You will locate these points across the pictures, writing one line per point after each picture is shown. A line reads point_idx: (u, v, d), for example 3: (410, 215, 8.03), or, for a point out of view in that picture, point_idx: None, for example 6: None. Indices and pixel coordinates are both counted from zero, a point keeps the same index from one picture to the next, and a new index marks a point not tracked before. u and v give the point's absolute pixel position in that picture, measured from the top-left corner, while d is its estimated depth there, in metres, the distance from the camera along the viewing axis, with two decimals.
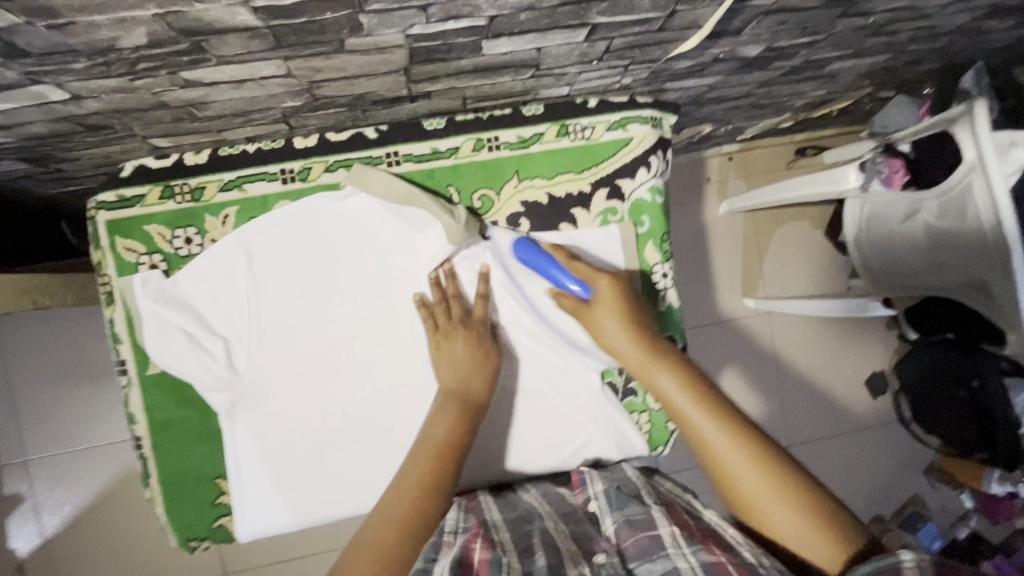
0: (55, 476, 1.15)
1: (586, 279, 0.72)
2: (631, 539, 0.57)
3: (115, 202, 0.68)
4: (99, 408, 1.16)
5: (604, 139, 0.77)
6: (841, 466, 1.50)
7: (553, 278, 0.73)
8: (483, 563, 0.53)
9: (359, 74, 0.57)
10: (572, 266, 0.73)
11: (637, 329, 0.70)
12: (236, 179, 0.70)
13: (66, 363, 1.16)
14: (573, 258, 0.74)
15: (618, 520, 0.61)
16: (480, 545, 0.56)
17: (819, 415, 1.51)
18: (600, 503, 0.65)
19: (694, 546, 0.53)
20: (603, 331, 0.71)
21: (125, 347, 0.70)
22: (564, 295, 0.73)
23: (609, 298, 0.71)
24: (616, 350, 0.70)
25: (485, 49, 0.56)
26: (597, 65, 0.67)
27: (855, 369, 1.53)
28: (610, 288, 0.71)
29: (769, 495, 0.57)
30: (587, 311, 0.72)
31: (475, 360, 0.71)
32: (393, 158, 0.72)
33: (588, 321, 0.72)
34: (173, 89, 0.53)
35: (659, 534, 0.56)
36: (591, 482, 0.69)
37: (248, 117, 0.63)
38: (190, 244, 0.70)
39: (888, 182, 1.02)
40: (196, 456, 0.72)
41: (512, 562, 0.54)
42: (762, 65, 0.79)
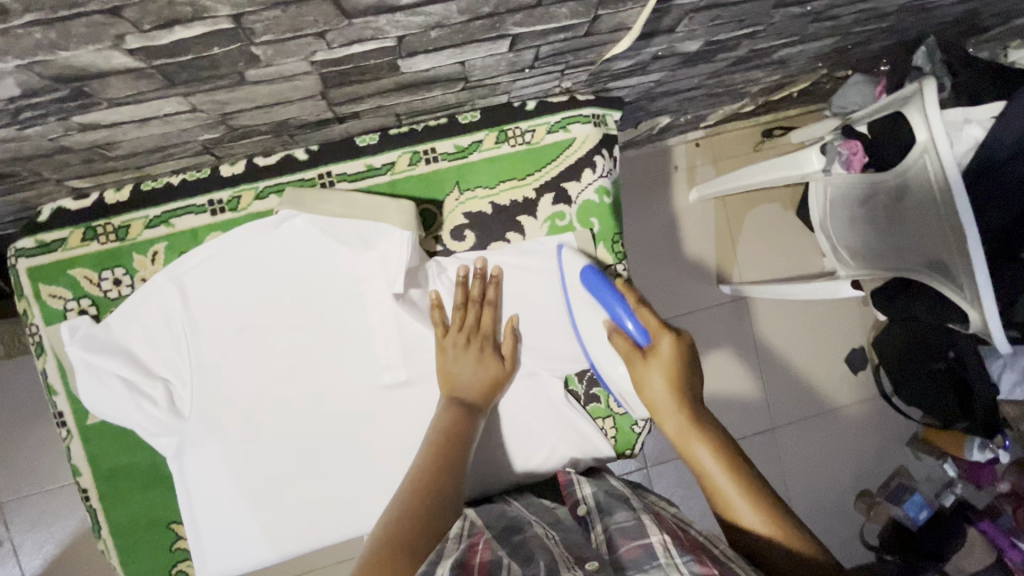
0: (32, 518, 1.12)
1: (651, 330, 0.66)
2: (624, 546, 0.56)
3: (35, 248, 0.66)
4: None
5: (546, 141, 0.75)
6: (826, 444, 1.51)
7: (615, 314, 0.68)
8: (484, 564, 0.47)
9: (271, 103, 0.54)
10: (639, 311, 0.68)
11: (686, 392, 0.64)
12: (161, 214, 0.67)
13: (28, 404, 1.12)
14: (640, 303, 0.69)
15: (608, 527, 0.61)
16: (482, 547, 0.49)
17: (801, 395, 1.52)
18: (588, 508, 0.66)
19: (684, 556, 0.51)
20: (650, 383, 0.64)
21: (61, 397, 0.67)
22: (619, 334, 0.67)
23: (668, 355, 0.64)
24: (654, 403, 0.65)
25: (404, 67, 0.54)
26: (531, 72, 0.65)
27: (835, 346, 1.54)
28: (675, 344, 0.65)
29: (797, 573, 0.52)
30: (640, 359, 0.65)
31: (484, 376, 0.71)
32: (326, 178, 0.70)
33: (636, 371, 0.65)
34: (70, 134, 0.50)
35: (649, 542, 0.55)
36: (579, 484, 0.71)
37: (166, 152, 0.60)
38: (120, 285, 0.68)
39: (848, 164, 1.04)
40: (148, 502, 0.69)
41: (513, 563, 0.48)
42: (706, 58, 0.76)
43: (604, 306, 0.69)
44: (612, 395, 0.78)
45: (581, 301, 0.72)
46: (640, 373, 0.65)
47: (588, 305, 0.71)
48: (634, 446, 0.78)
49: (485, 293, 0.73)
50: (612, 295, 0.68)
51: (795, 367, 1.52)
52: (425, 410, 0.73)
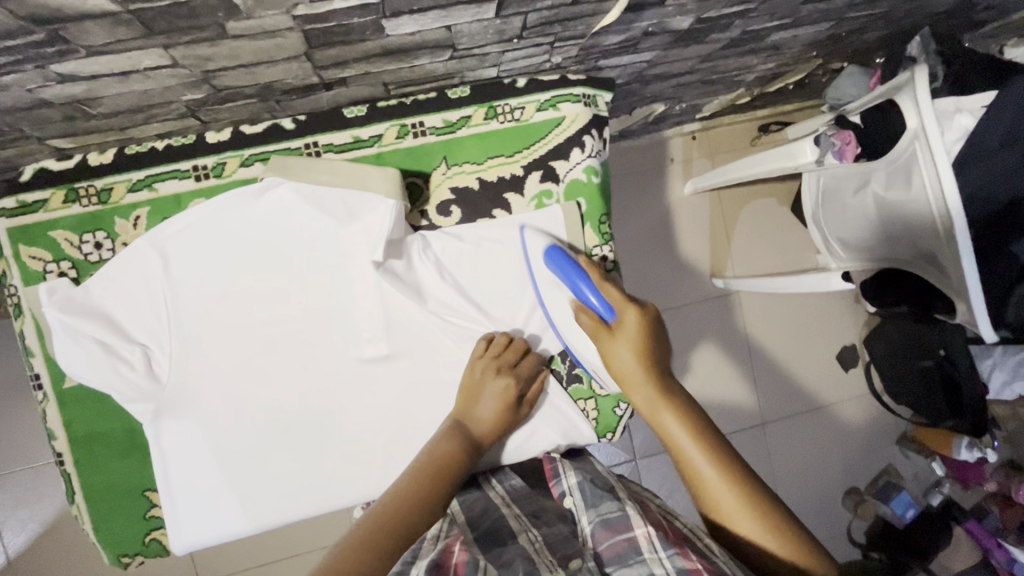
0: (16, 495, 1.12)
1: (616, 305, 0.67)
2: (608, 542, 0.57)
3: (16, 208, 0.65)
4: None
5: (535, 119, 0.75)
6: (815, 440, 1.51)
7: (580, 292, 0.68)
8: (460, 563, 0.50)
9: (255, 62, 0.54)
10: (604, 287, 0.68)
11: (652, 362, 0.65)
12: (145, 178, 0.67)
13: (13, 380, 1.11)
14: (604, 279, 0.69)
15: (594, 520, 0.61)
16: (460, 548, 0.53)
17: (792, 391, 1.52)
18: (575, 500, 0.66)
19: (670, 550, 0.51)
20: (618, 358, 0.65)
21: (38, 360, 0.66)
22: (585, 311, 0.68)
23: (634, 329, 0.65)
24: (624, 375, 0.65)
25: (389, 29, 0.53)
26: (520, 44, 0.65)
27: (827, 343, 1.54)
28: (639, 318, 0.65)
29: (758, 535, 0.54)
30: (607, 334, 0.66)
31: (499, 413, 0.71)
32: (312, 148, 0.69)
33: (603, 347, 0.66)
34: (50, 85, 0.49)
35: (635, 537, 0.55)
36: (565, 476, 0.70)
37: (150, 113, 0.60)
38: (101, 249, 0.67)
39: (841, 154, 1.03)
40: (123, 469, 0.69)
41: (489, 565, 0.51)
42: (698, 37, 0.76)
43: (568, 285, 0.68)
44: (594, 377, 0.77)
45: (543, 277, 0.72)
46: (608, 347, 0.66)
47: (552, 282, 0.71)
48: (615, 428, 0.78)
49: (514, 339, 0.74)
50: (575, 272, 0.68)
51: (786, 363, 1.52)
52: (404, 385, 0.73)
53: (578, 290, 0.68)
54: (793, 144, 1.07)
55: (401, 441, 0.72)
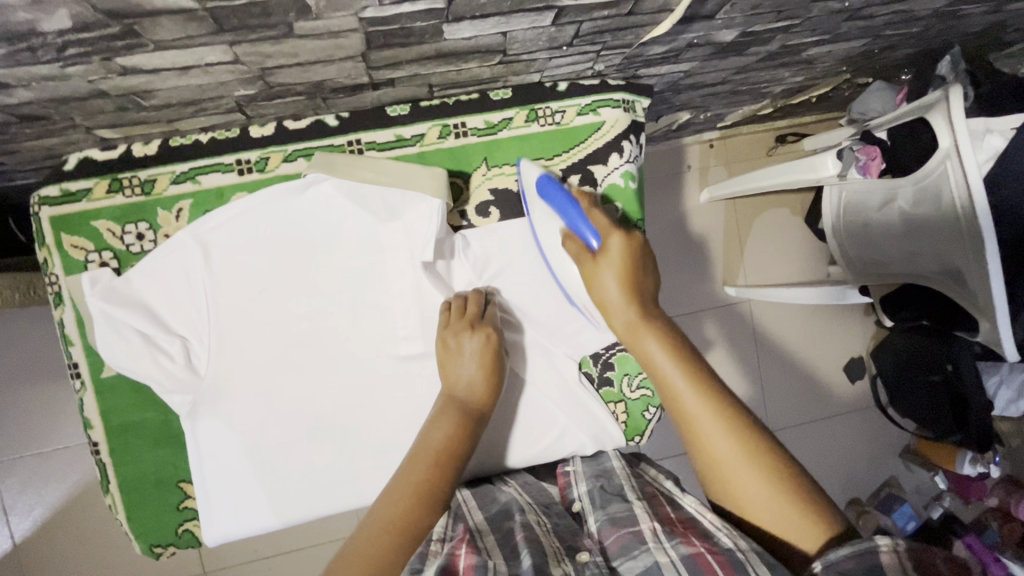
0: (23, 480, 1.11)
1: (601, 230, 0.67)
2: (613, 535, 0.56)
3: (60, 196, 0.65)
4: (61, 410, 1.11)
5: (575, 123, 0.75)
6: (821, 450, 1.53)
7: (570, 220, 0.68)
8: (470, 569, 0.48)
9: (312, 61, 0.54)
10: (592, 213, 0.69)
11: (634, 290, 0.65)
12: (189, 171, 0.67)
13: (25, 366, 1.10)
14: (593, 207, 0.70)
15: (601, 518, 0.60)
16: (467, 553, 0.50)
17: (799, 400, 1.53)
18: (584, 503, 0.65)
19: (673, 540, 0.52)
20: (600, 282, 0.65)
21: (77, 348, 0.66)
22: (572, 238, 0.68)
23: (618, 255, 0.66)
24: (604, 302, 0.66)
25: (447, 33, 0.53)
26: (567, 51, 0.65)
27: (835, 354, 1.55)
28: (626, 245, 0.66)
29: (736, 457, 0.54)
30: (590, 259, 0.66)
31: (483, 370, 0.68)
32: (355, 146, 0.70)
33: (586, 271, 0.66)
34: (110, 77, 0.50)
35: (640, 530, 0.55)
36: (576, 484, 0.69)
37: (200, 107, 0.60)
38: (143, 240, 0.67)
39: (865, 169, 1.03)
40: (158, 460, 0.69)
41: (499, 566, 0.49)
42: (738, 50, 0.77)
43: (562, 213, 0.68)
44: (625, 380, 0.78)
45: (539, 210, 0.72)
46: (591, 274, 0.66)
47: (545, 215, 0.71)
48: (644, 433, 0.78)
49: (470, 297, 0.72)
50: (565, 198, 0.67)
51: (794, 373, 1.53)
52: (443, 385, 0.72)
53: (568, 218, 0.68)
54: (816, 157, 1.07)
55: None
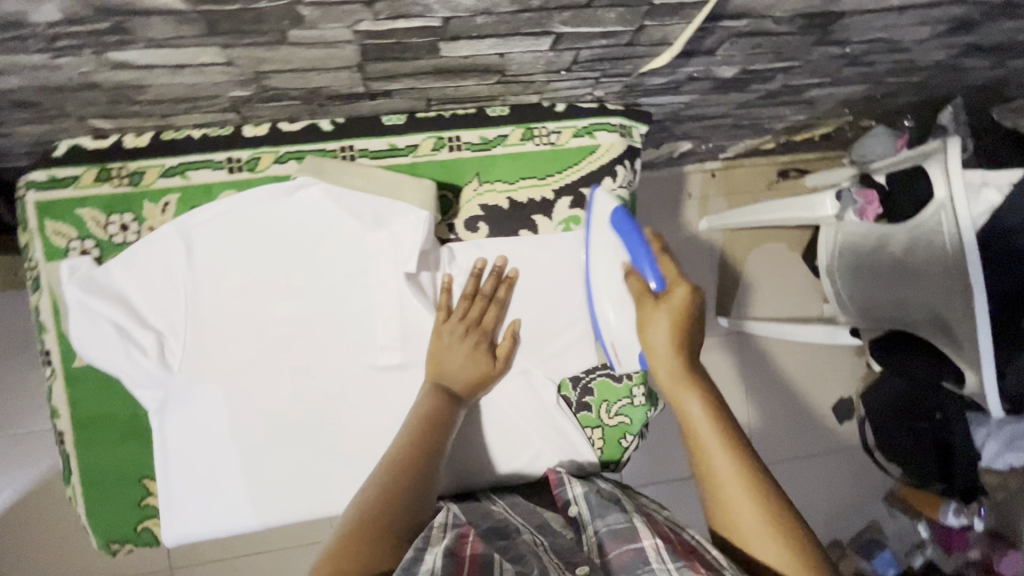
0: None
1: (667, 278, 0.65)
2: (616, 551, 0.56)
3: (47, 182, 0.64)
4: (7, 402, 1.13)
5: (571, 145, 0.74)
6: (804, 490, 1.51)
7: (635, 256, 0.66)
8: (474, 557, 0.48)
9: (308, 68, 0.54)
10: (662, 259, 0.66)
11: (686, 344, 0.63)
12: (177, 165, 0.66)
13: None
14: (664, 250, 0.67)
15: (601, 529, 0.60)
16: (473, 539, 0.50)
17: (785, 437, 1.51)
18: (580, 510, 0.64)
19: (678, 563, 0.51)
20: (654, 328, 0.63)
21: (50, 336, 0.65)
22: (635, 276, 0.67)
23: (680, 304, 0.62)
24: (653, 350, 0.64)
25: (444, 51, 0.54)
26: (567, 75, 0.65)
27: (824, 393, 1.54)
28: (689, 298, 0.63)
29: (743, 494, 0.55)
30: (650, 303, 0.64)
31: (473, 370, 0.70)
32: (347, 152, 0.69)
33: (643, 312, 0.65)
34: (102, 70, 0.49)
35: (642, 547, 0.54)
36: (570, 484, 0.68)
37: (193, 104, 0.60)
38: (126, 231, 0.66)
39: (862, 213, 1.04)
40: (123, 454, 0.68)
41: (505, 561, 0.48)
42: (738, 87, 0.77)
43: (628, 245, 0.67)
44: (604, 406, 0.77)
45: (604, 241, 0.71)
46: (648, 316, 0.64)
47: (613, 246, 0.70)
48: (619, 459, 0.77)
49: (477, 286, 0.72)
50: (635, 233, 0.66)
51: (781, 410, 1.52)
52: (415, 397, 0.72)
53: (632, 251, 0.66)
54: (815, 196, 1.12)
55: None
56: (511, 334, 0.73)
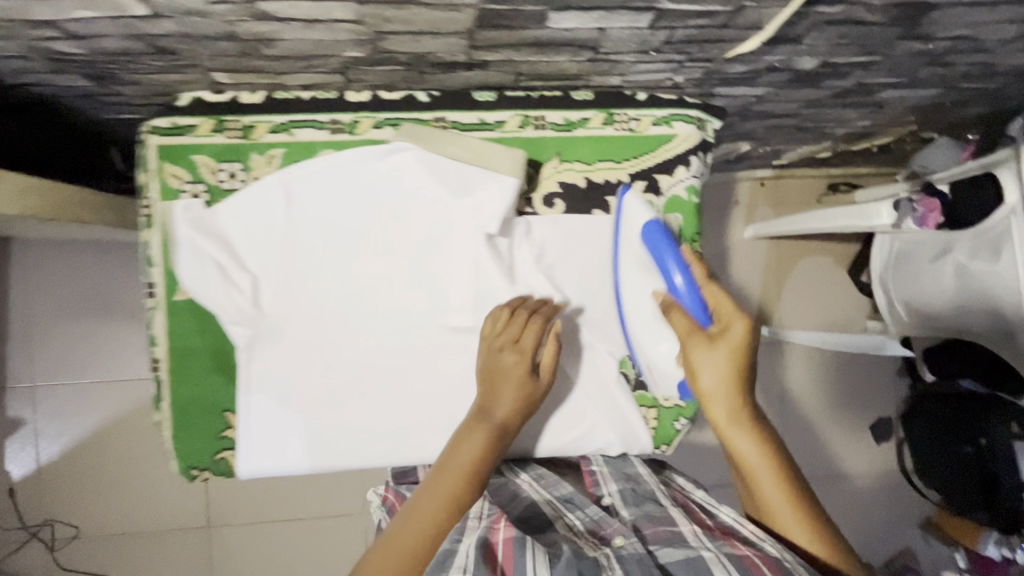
0: (66, 402, 1.47)
1: (714, 306, 0.66)
2: (651, 528, 0.61)
3: (168, 129, 0.70)
4: (108, 345, 1.47)
5: (649, 133, 0.77)
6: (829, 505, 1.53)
7: (679, 284, 0.67)
8: (506, 541, 0.56)
9: (424, 31, 0.59)
10: (708, 287, 0.67)
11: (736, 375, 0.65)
12: (286, 122, 0.72)
13: (85, 304, 1.46)
14: (709, 278, 0.67)
15: (635, 513, 0.65)
16: (504, 526, 0.59)
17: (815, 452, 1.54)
18: (613, 500, 0.70)
19: (717, 542, 0.57)
20: (702, 359, 0.65)
21: (156, 270, 0.70)
22: (677, 304, 0.67)
23: (733, 338, 0.64)
24: (699, 380, 0.66)
25: (551, 22, 0.58)
26: (654, 57, 0.68)
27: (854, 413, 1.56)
28: (744, 330, 0.64)
29: (780, 498, 0.62)
30: (699, 334, 0.65)
31: (518, 393, 0.69)
32: (440, 123, 0.74)
33: (693, 348, 0.66)
34: (247, 20, 0.55)
35: (679, 530, 0.60)
36: (605, 482, 0.73)
37: (309, 63, 0.65)
38: (234, 178, 0.71)
39: (923, 221, 0.97)
40: (210, 386, 0.72)
41: (533, 540, 0.56)
42: (814, 82, 0.79)
43: (664, 268, 0.68)
44: None
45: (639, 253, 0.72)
46: (699, 350, 0.65)
47: (642, 264, 0.72)
48: (673, 441, 0.80)
49: (517, 311, 0.73)
50: (674, 254, 0.67)
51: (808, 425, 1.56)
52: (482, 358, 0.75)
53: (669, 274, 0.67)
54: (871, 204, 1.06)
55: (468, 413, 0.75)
56: (553, 339, 0.72)
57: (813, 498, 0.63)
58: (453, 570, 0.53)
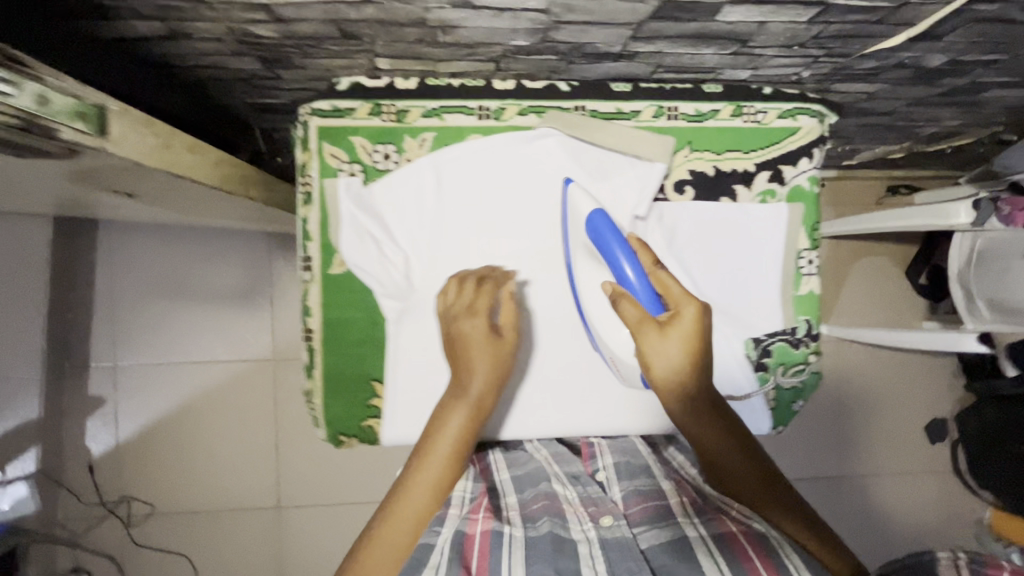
0: (140, 384, 1.49)
1: (668, 295, 0.67)
2: (637, 507, 0.67)
3: (329, 111, 0.74)
4: (182, 327, 1.50)
5: (774, 125, 0.80)
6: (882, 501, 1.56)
7: (621, 275, 0.69)
8: (484, 533, 0.61)
9: (598, 22, 0.62)
10: (655, 275, 0.69)
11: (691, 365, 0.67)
12: (437, 108, 0.75)
13: (163, 286, 1.49)
14: (656, 266, 0.69)
15: (624, 490, 0.71)
16: (483, 517, 0.63)
17: (863, 446, 1.61)
18: (608, 475, 0.74)
19: (703, 519, 0.63)
20: (664, 352, 0.66)
21: (313, 244, 0.74)
22: (626, 296, 0.68)
23: (687, 325, 0.65)
24: (661, 374, 0.67)
25: (720, 15, 0.61)
26: (795, 52, 0.71)
27: (902, 411, 1.62)
28: (696, 317, 0.65)
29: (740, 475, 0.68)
30: (652, 325, 0.66)
31: (492, 363, 0.70)
32: (580, 110, 0.77)
33: (644, 339, 0.66)
34: (444, 7, 0.58)
35: (668, 504, 0.66)
36: (601, 455, 0.77)
37: (473, 51, 0.69)
38: (388, 160, 0.75)
39: (1010, 220, 1.04)
40: (359, 357, 0.76)
41: (511, 531, 0.61)
42: (930, 80, 0.83)
43: (610, 261, 0.70)
44: (780, 368, 0.81)
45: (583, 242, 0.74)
46: (654, 342, 0.66)
47: (592, 254, 0.73)
48: (790, 421, 0.82)
49: (484, 283, 0.73)
50: (621, 242, 0.69)
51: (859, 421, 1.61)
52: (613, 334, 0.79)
53: (619, 264, 0.69)
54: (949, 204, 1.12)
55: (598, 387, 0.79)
56: (507, 302, 0.73)
57: (763, 477, 0.68)
58: (426, 568, 0.56)
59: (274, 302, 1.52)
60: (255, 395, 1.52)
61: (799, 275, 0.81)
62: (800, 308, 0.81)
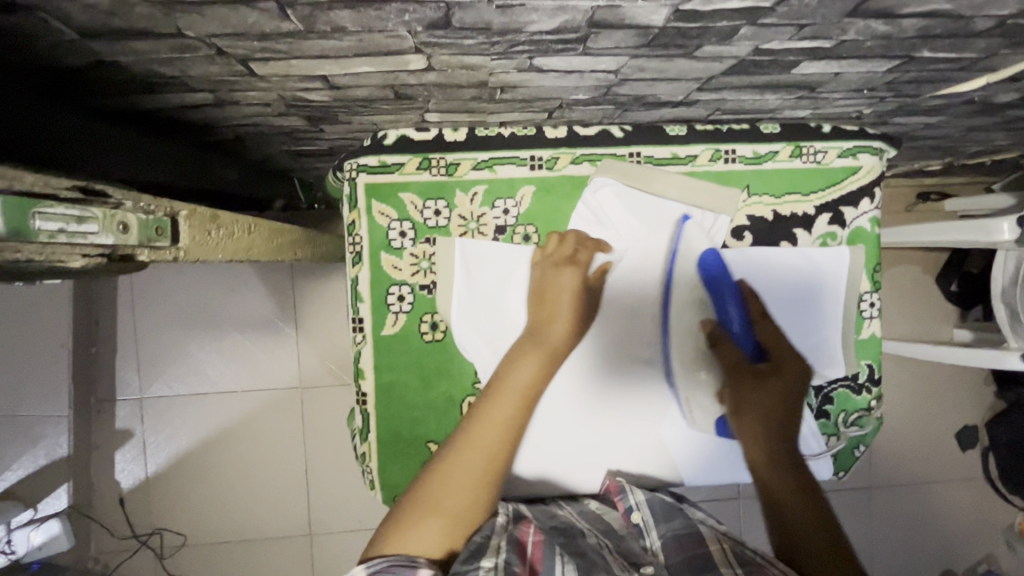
0: (161, 416, 1.47)
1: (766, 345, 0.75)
2: (679, 556, 0.67)
3: (377, 167, 0.72)
4: (198, 356, 1.47)
5: (835, 164, 0.77)
6: (916, 514, 1.53)
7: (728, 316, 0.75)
8: (536, 547, 0.64)
9: (667, 78, 0.59)
10: (762, 325, 0.75)
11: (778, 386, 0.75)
12: (488, 159, 0.72)
13: (182, 316, 1.47)
14: (762, 316, 0.75)
15: (664, 534, 0.70)
16: (533, 534, 0.66)
17: (903, 462, 1.53)
18: (642, 514, 0.72)
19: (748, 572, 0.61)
20: (758, 390, 0.75)
21: (365, 305, 0.74)
22: (729, 340, 0.75)
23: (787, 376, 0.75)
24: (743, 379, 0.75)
25: (797, 69, 0.58)
26: (863, 95, 0.68)
27: (947, 420, 1.53)
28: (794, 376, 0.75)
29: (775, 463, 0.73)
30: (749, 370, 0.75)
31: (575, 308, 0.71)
32: (635, 158, 0.74)
33: (743, 384, 0.75)
34: (510, 72, 0.55)
35: (708, 553, 0.66)
36: (631, 490, 0.73)
37: (529, 104, 0.66)
38: (439, 216, 0.73)
39: None
40: (413, 420, 0.74)
41: (561, 553, 0.64)
42: (995, 111, 0.79)
43: (719, 302, 0.75)
44: (842, 415, 0.80)
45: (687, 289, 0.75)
46: (750, 385, 0.75)
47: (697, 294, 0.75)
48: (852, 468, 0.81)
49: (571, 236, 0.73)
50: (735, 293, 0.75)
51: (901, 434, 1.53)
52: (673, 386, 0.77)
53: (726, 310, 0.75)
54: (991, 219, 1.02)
55: (658, 441, 0.77)
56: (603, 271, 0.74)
57: (800, 471, 0.72)
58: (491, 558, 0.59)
59: (298, 329, 1.48)
60: (278, 425, 1.48)
61: (861, 319, 0.79)
62: (861, 352, 0.79)
